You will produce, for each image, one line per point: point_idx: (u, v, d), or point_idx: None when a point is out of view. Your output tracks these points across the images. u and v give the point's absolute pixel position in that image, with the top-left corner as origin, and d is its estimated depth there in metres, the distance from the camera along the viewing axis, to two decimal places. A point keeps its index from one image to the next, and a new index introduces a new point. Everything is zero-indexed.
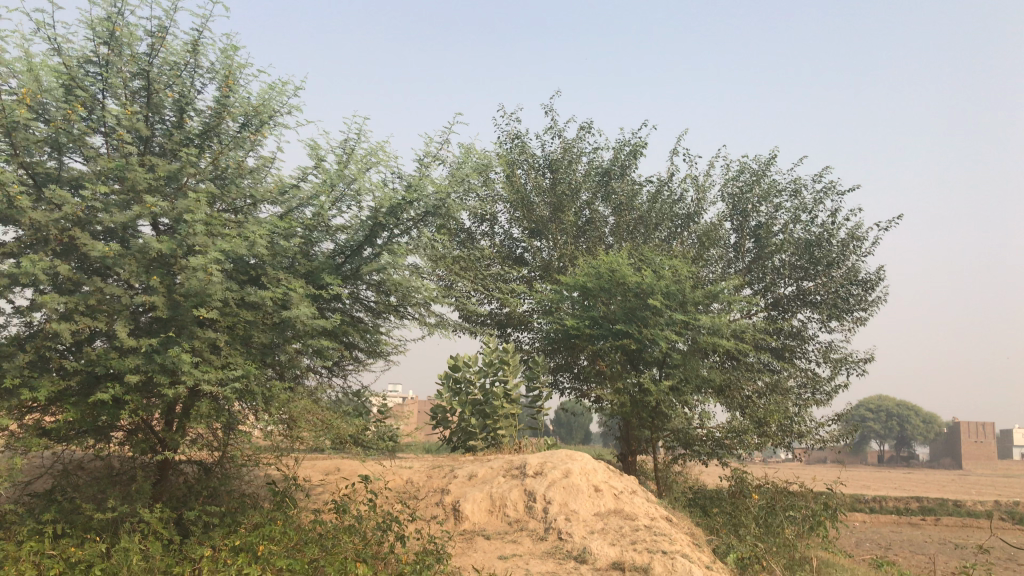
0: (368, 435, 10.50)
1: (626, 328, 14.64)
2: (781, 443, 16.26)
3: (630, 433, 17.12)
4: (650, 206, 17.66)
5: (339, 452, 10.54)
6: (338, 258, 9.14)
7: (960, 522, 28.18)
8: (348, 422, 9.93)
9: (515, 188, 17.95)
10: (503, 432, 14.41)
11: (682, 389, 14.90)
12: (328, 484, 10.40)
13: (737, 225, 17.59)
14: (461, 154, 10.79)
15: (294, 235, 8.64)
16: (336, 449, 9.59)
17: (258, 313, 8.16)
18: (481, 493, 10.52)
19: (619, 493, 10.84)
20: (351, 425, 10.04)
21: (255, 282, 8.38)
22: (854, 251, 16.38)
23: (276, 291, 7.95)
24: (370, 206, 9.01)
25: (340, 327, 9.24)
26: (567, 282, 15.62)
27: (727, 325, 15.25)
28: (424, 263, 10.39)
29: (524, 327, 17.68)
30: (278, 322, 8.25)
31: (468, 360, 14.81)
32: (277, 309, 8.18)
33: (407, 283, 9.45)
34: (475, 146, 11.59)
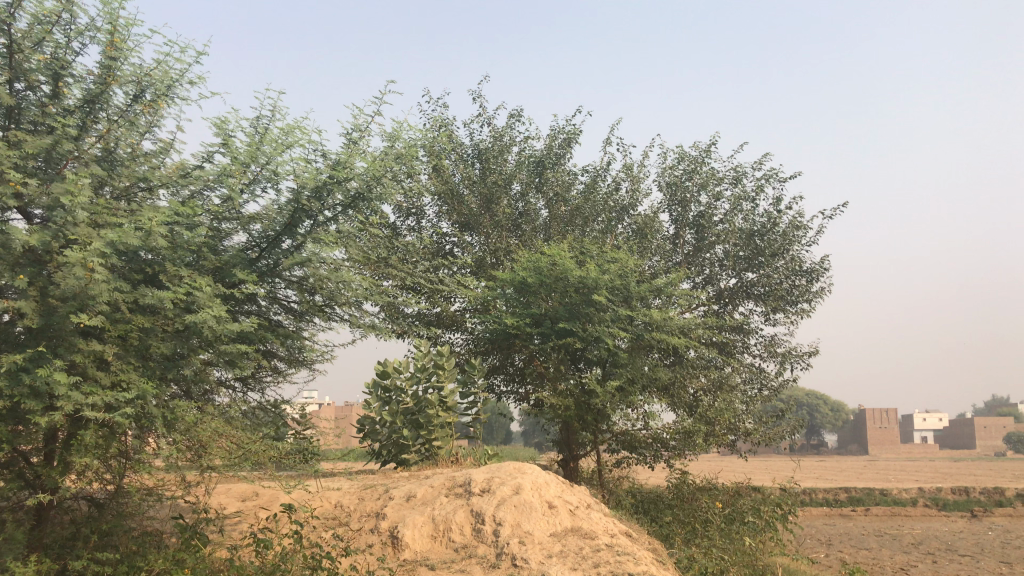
0: (290, 457, 9.21)
1: (569, 326, 13.69)
2: (729, 443, 15.55)
3: (571, 437, 16.15)
4: (587, 196, 16.63)
5: (258, 476, 9.22)
6: (252, 253, 7.84)
7: (887, 512, 28.20)
8: (267, 444, 8.61)
9: (443, 180, 16.78)
10: (439, 443, 13.24)
11: (628, 390, 13.99)
12: (245, 514, 9.07)
13: (675, 215, 16.76)
14: (393, 132, 9.52)
15: (200, 224, 7.32)
16: (254, 474, 8.28)
17: (156, 318, 6.81)
18: (422, 517, 9.36)
19: (574, 509, 9.84)
20: (271, 447, 8.73)
21: (153, 282, 7.02)
22: (799, 240, 15.70)
23: (179, 291, 6.62)
24: (291, 190, 7.74)
25: (256, 332, 7.93)
26: (503, 279, 14.55)
27: (674, 320, 14.44)
28: (351, 256, 9.10)
29: (456, 328, 16.57)
30: (182, 329, 6.91)
31: (398, 366, 13.57)
32: (180, 313, 6.84)
33: (335, 278, 8.21)
34: (408, 124, 10.32)
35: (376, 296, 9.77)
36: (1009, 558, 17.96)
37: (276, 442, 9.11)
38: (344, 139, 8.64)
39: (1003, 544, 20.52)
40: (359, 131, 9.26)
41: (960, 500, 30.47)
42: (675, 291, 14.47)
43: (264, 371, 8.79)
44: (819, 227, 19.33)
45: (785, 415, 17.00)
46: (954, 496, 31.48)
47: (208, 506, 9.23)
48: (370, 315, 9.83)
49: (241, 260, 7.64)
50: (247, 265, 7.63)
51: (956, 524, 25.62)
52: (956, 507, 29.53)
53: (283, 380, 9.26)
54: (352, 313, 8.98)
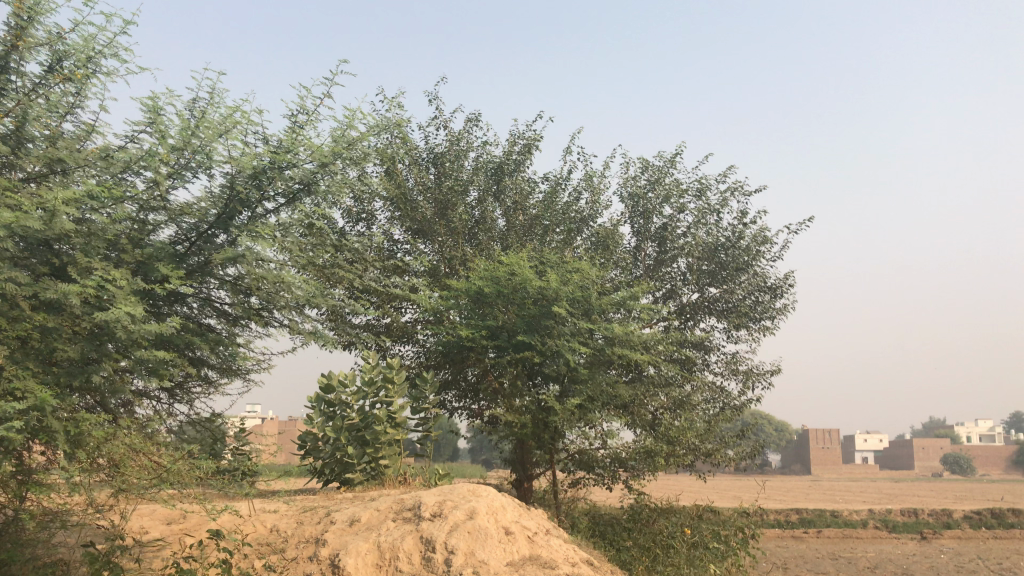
0: (219, 478, 8.30)
1: (527, 339, 12.98)
2: (689, 464, 14.97)
3: (525, 456, 15.37)
4: (548, 204, 15.91)
5: (182, 499, 8.31)
6: (180, 247, 7.03)
7: (839, 534, 27.96)
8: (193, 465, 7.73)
9: (396, 185, 16.02)
10: (386, 462, 12.40)
11: (588, 407, 13.32)
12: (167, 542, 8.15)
13: (636, 228, 16.21)
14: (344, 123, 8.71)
15: (120, 212, 6.50)
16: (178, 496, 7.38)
17: (63, 316, 5.95)
18: (366, 543, 8.54)
19: (533, 535, 9.12)
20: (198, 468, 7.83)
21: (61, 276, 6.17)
22: (763, 255, 15.24)
23: (89, 285, 5.78)
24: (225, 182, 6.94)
25: (181, 336, 7.12)
26: (457, 289, 13.81)
27: (636, 335, 13.80)
28: (292, 256, 8.29)
29: (406, 340, 15.81)
30: (93, 329, 6.05)
31: (344, 379, 12.72)
32: (91, 311, 5.99)
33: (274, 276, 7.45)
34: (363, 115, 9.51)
35: (320, 300, 8.96)
36: None
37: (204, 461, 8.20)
38: (285, 127, 7.84)
39: (958, 568, 20.28)
40: (305, 117, 8.43)
41: (909, 522, 30.41)
42: (640, 304, 13.84)
43: (191, 380, 7.93)
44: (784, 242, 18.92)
45: (745, 435, 16.51)
46: (904, 517, 31.42)
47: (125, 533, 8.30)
48: (313, 321, 9.02)
49: (168, 256, 6.84)
50: (173, 261, 6.81)
51: (907, 546, 25.45)
52: (907, 529, 29.44)
53: (215, 391, 8.42)
54: (293, 317, 8.18)
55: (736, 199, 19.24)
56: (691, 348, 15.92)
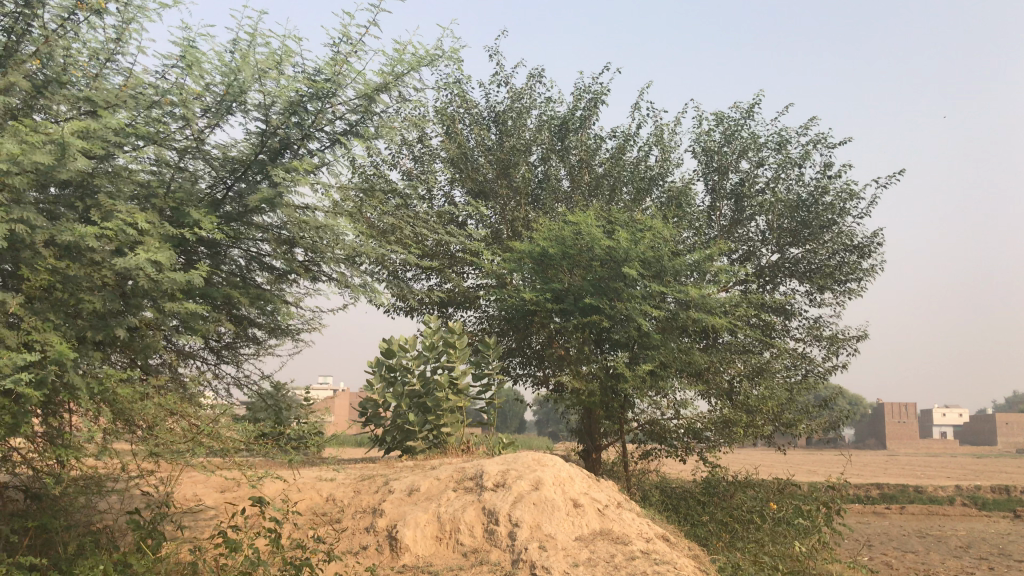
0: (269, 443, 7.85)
1: (595, 302, 12.25)
2: (768, 435, 14.09)
3: (593, 426, 14.67)
4: (616, 162, 15.06)
5: (233, 466, 7.92)
6: (218, 196, 6.81)
7: (924, 510, 26.59)
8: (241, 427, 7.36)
9: (457, 144, 15.38)
10: (449, 430, 11.87)
11: (661, 374, 12.54)
12: (217, 511, 7.75)
13: (710, 185, 15.30)
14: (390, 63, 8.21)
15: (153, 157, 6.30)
16: (226, 462, 6.95)
17: (86, 264, 5.71)
18: (425, 514, 8.02)
19: (604, 509, 8.45)
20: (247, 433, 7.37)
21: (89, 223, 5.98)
22: (849, 211, 14.17)
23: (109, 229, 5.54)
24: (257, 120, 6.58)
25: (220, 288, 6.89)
26: (521, 250, 13.12)
27: (713, 298, 12.90)
28: (338, 207, 7.87)
29: (468, 306, 15.37)
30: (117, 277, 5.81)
31: (404, 344, 12.16)
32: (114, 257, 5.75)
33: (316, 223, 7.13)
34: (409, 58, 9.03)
35: (366, 254, 8.55)
36: None
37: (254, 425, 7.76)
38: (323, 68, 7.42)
39: None
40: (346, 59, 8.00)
41: (1000, 499, 28.78)
42: (718, 265, 12.94)
43: (238, 338, 7.69)
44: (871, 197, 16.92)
45: (829, 405, 15.51)
46: (995, 494, 29.76)
47: (175, 501, 7.92)
48: (361, 277, 8.66)
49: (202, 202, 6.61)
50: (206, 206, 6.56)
51: (999, 524, 24.01)
52: (998, 507, 27.87)
53: (263, 352, 8.19)
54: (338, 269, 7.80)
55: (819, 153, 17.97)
56: (769, 313, 14.99)
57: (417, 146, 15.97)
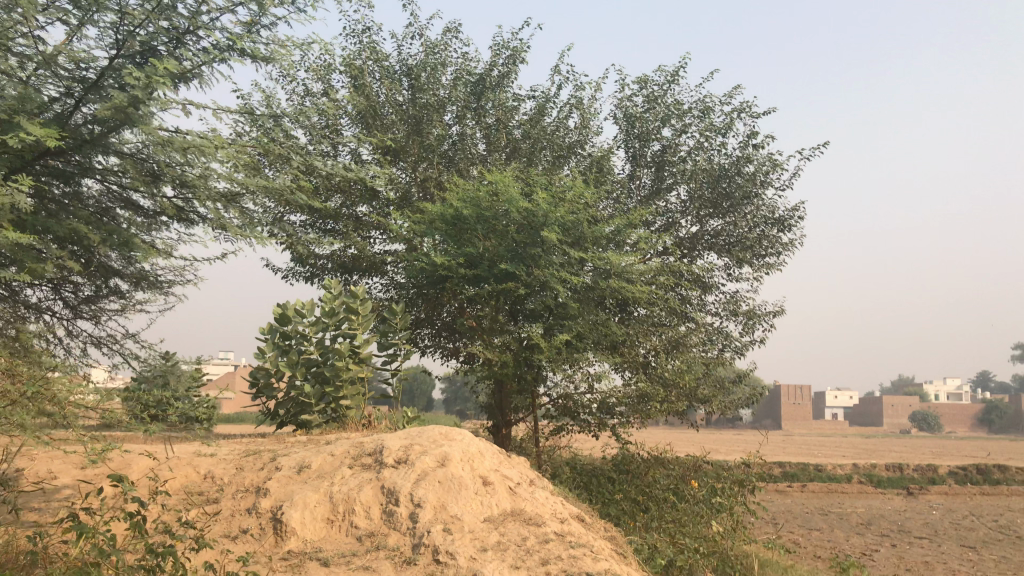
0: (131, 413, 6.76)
1: (512, 269, 11.30)
2: (682, 411, 13.67)
3: (503, 401, 13.96)
4: (535, 124, 14.30)
5: (90, 440, 6.87)
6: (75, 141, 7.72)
7: (823, 488, 27.01)
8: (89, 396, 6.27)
9: (366, 99, 14.37)
10: (348, 404, 10.95)
11: (577, 345, 11.89)
12: (71, 493, 6.71)
13: (631, 153, 14.72)
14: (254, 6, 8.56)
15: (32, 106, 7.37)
16: (72, 436, 5.93)
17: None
18: (316, 494, 7.13)
19: (516, 487, 7.72)
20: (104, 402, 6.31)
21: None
22: (770, 182, 13.80)
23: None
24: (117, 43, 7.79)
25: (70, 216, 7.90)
26: (433, 213, 12.18)
27: (634, 268, 12.30)
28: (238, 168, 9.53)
29: (374, 272, 14.46)
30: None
31: (301, 309, 11.12)
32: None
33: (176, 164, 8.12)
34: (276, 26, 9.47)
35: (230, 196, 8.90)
36: (971, 541, 16.59)
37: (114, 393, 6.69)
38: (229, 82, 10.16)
39: (956, 524, 19.25)
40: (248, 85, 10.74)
41: (894, 477, 29.54)
42: (640, 233, 12.33)
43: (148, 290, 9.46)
44: (795, 169, 17.88)
45: (743, 381, 15.22)
46: (888, 472, 30.56)
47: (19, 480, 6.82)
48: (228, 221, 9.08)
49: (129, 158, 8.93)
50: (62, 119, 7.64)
51: (894, 502, 24.53)
52: (892, 484, 28.59)
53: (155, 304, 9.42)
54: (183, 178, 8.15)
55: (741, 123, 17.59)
56: (686, 287, 14.50)
57: (323, 100, 14.90)
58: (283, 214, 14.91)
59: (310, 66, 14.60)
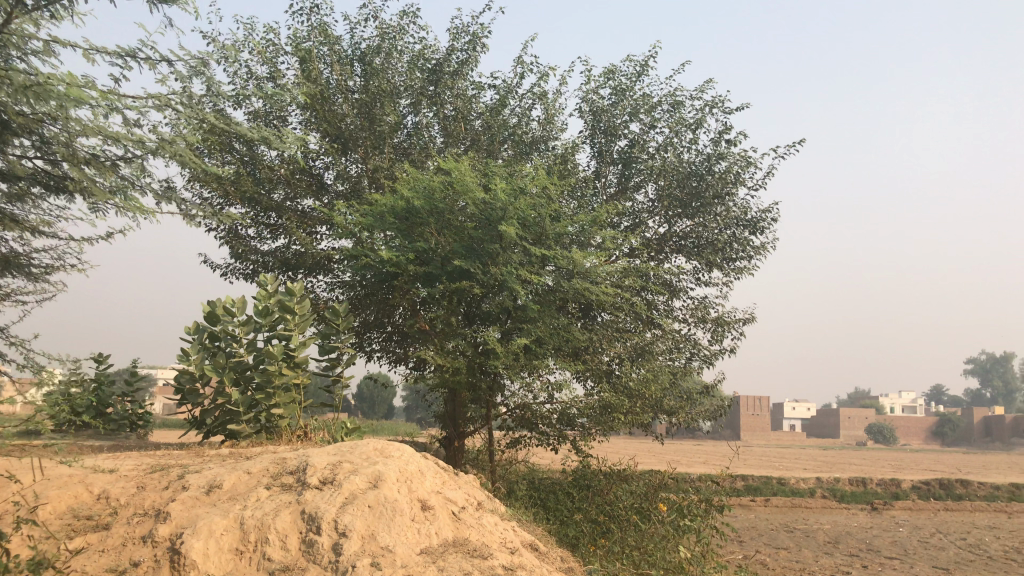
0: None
1: (465, 266, 10.31)
2: (646, 423, 12.80)
3: (456, 411, 12.95)
4: (495, 114, 13.34)
5: None
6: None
7: (787, 503, 26.35)
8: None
9: (313, 84, 13.29)
10: (281, 413, 9.84)
11: (536, 351, 10.93)
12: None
13: (597, 148, 13.85)
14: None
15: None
16: None
17: None
18: (223, 519, 6.08)
19: (460, 511, 6.73)
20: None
21: None
22: (743, 181, 13.01)
23: None
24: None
25: None
26: (381, 203, 11.11)
27: (599, 269, 11.37)
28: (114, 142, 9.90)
29: (320, 271, 13.38)
30: None
31: (230, 308, 9.97)
32: None
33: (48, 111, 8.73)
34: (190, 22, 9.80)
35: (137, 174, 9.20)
36: (944, 563, 15.89)
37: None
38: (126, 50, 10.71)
39: (925, 543, 18.62)
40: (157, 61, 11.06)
41: (857, 491, 28.98)
42: (606, 232, 11.43)
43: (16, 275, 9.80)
44: (768, 168, 16.37)
45: (712, 392, 14.38)
46: (852, 486, 30.01)
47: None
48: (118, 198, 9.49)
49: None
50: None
51: (859, 518, 23.91)
52: (855, 499, 28.05)
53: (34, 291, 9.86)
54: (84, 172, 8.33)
55: (715, 118, 16.65)
56: (653, 291, 13.63)
57: (269, 85, 13.79)
58: (223, 207, 13.75)
59: (255, 47, 13.46)
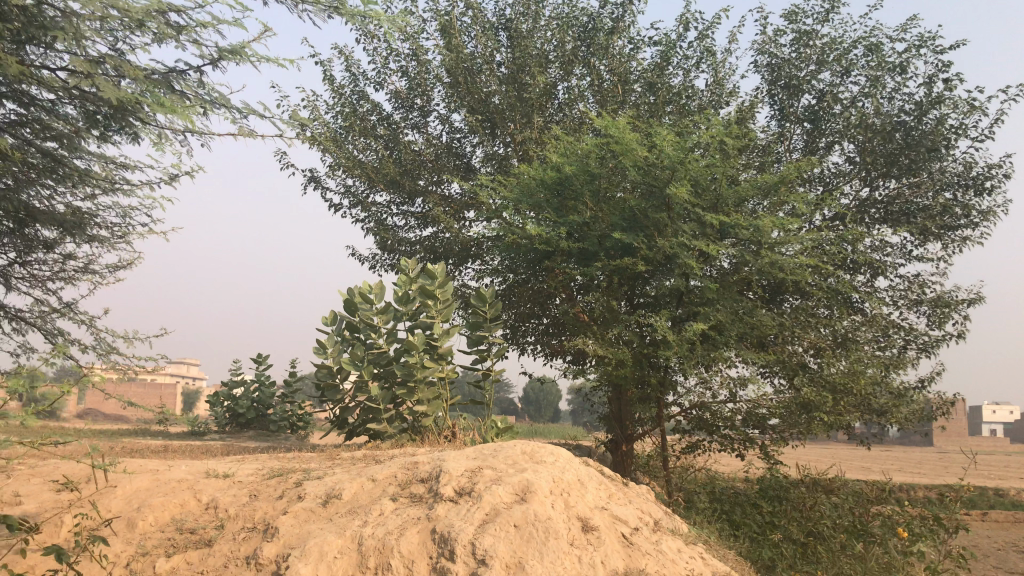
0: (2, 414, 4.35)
1: (631, 240, 8.77)
2: (850, 425, 10.81)
3: (624, 411, 11.43)
4: (657, 73, 11.76)
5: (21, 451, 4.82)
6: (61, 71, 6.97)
7: (1010, 518, 22.92)
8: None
9: (455, 56, 12.19)
10: (425, 411, 8.67)
11: (718, 339, 9.22)
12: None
13: (777, 106, 12.00)
14: None
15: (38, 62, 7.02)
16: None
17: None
18: (338, 539, 4.89)
19: (631, 534, 5.26)
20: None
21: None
22: (966, 130, 10.78)
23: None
24: None
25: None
26: (531, 175, 9.81)
27: (790, 240, 9.53)
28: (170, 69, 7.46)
29: (472, 259, 12.21)
30: None
31: (367, 294, 8.97)
32: None
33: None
34: None
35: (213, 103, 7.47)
36: None
37: (29, 373, 4.75)
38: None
39: None
40: None
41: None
42: (798, 195, 9.59)
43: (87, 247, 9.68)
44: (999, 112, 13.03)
45: (929, 387, 12.10)
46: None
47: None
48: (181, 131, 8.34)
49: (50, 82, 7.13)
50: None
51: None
52: None
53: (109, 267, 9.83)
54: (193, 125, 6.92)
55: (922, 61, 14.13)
56: (852, 269, 11.60)
57: (410, 62, 12.88)
58: (368, 195, 12.92)
59: (395, 22, 12.56)
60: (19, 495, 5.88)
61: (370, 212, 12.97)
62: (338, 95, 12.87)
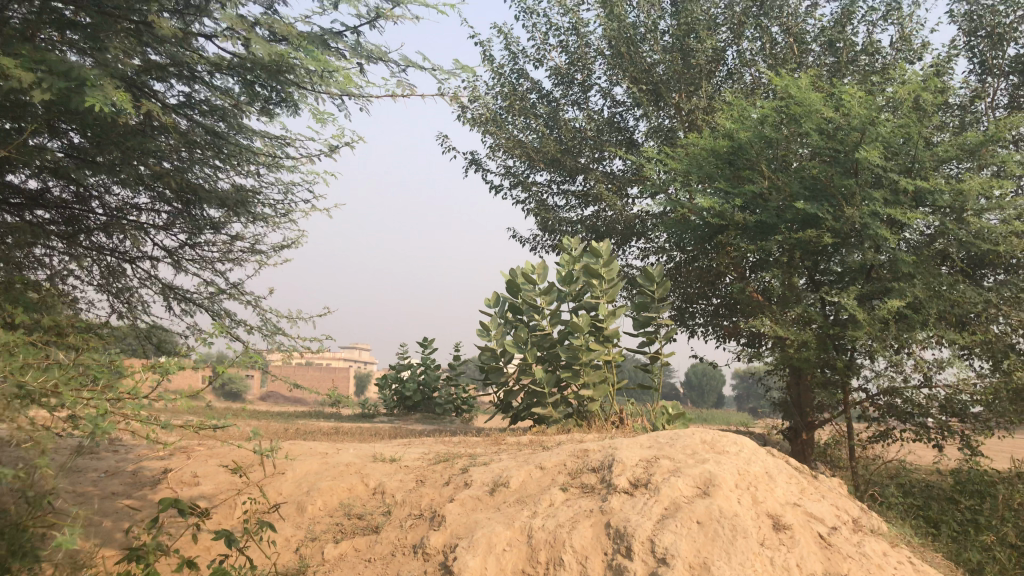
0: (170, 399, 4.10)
1: (815, 210, 8.02)
2: None
3: (804, 396, 10.64)
4: (838, 30, 10.80)
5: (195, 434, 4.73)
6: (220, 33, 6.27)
7: None
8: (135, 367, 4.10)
9: (616, 26, 11.68)
10: (592, 396, 8.31)
11: (914, 318, 8.31)
12: (178, 535, 4.84)
13: (977, 59, 10.75)
14: None
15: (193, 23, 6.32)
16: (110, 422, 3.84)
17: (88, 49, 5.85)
18: (507, 530, 4.61)
19: (830, 535, 4.69)
20: (164, 375, 4.07)
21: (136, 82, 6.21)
22: None
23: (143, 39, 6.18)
24: None
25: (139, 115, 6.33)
26: (701, 146, 9.22)
27: (1000, 206, 8.45)
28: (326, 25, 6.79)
29: (636, 237, 11.72)
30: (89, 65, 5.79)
31: (531, 275, 8.70)
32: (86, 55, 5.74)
33: None
34: None
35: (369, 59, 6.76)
36: None
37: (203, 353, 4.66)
38: None
39: None
40: None
41: None
42: (1010, 155, 8.49)
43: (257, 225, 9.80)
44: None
45: None
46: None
47: (118, 525, 5.05)
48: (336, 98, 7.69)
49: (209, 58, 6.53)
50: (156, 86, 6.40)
51: None
52: None
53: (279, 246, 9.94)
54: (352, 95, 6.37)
55: None
56: None
57: (569, 37, 12.50)
58: (528, 175, 12.69)
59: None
60: (197, 476, 6.02)
61: (530, 192, 12.73)
62: (497, 75, 12.69)
